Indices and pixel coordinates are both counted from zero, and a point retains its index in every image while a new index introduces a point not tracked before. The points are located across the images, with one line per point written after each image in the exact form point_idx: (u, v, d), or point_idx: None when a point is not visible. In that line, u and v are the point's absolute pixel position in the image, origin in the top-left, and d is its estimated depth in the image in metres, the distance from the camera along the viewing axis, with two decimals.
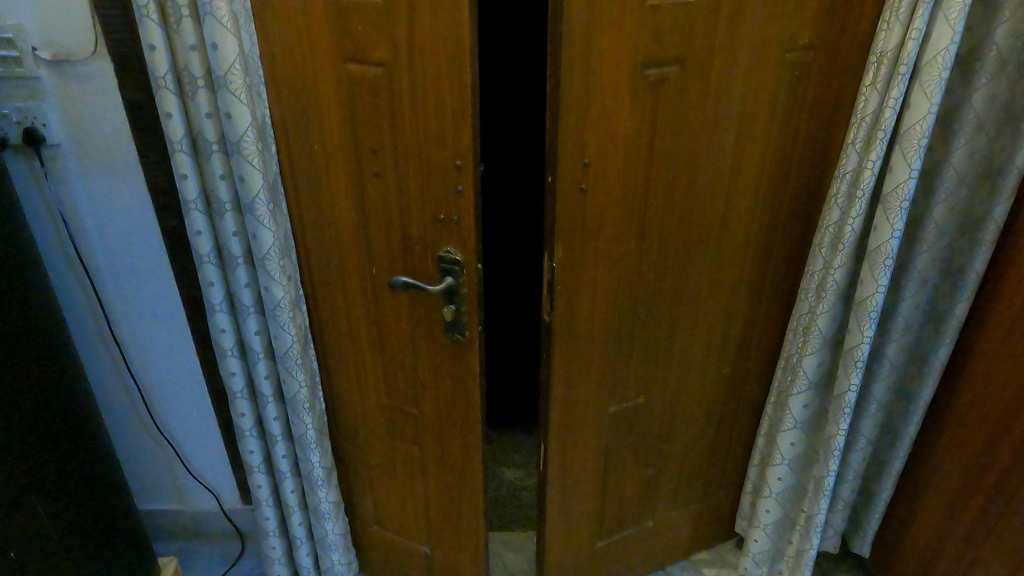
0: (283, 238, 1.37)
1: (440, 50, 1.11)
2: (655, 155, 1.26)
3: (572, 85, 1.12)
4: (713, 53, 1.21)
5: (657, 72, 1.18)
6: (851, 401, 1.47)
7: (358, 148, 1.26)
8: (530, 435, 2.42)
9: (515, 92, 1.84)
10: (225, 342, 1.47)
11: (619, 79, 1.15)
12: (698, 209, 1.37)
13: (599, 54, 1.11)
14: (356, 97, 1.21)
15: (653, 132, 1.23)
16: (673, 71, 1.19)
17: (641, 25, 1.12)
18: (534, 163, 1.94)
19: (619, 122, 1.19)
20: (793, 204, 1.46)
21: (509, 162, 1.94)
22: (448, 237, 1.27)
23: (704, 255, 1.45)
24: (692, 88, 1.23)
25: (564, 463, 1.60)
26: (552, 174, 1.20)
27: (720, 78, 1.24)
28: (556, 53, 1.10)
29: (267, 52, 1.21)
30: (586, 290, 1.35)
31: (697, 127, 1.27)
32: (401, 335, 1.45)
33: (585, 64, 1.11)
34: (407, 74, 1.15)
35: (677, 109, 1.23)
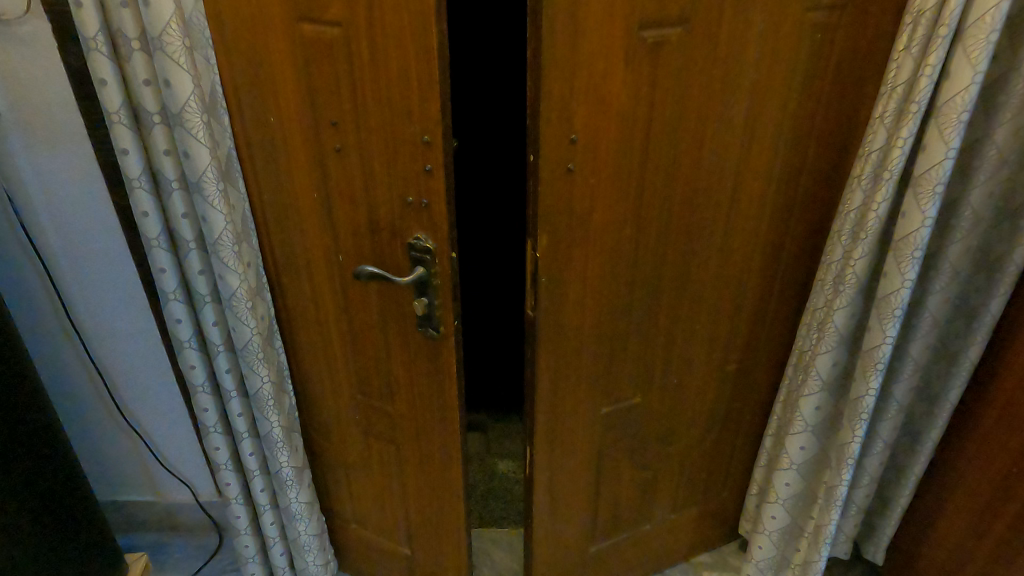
0: (237, 219, 1.24)
1: (402, 5, 0.95)
2: (653, 131, 1.11)
3: (557, 48, 0.96)
4: (721, 13, 1.04)
5: (656, 33, 1.02)
6: (869, 406, 1.32)
7: (316, 120, 1.12)
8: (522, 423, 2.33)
9: (501, 55, 1.67)
10: (182, 333, 1.35)
11: (612, 42, 0.99)
12: (702, 191, 1.22)
13: (588, 10, 0.95)
14: (312, 62, 1.06)
15: (651, 105, 1.08)
16: (673, 33, 1.03)
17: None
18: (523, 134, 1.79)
19: (612, 94, 1.03)
20: (810, 186, 1.31)
21: (495, 134, 1.79)
22: (418, 222, 1.12)
23: (707, 242, 1.30)
24: (697, 53, 1.07)
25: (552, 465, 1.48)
26: (534, 152, 1.05)
27: (729, 42, 1.08)
28: (535, 11, 0.94)
29: (210, 9, 1.07)
30: (575, 283, 1.21)
31: (701, 97, 1.12)
32: (373, 329, 1.32)
33: (570, 24, 0.95)
34: (366, 34, 1.00)
35: (678, 78, 1.07)
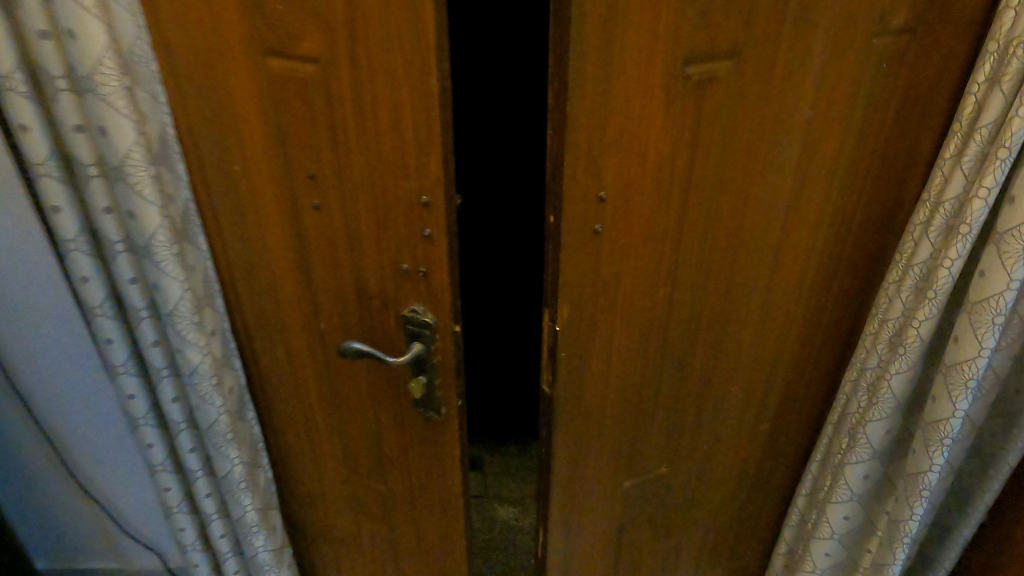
0: (198, 282, 1.05)
1: (394, 40, 0.76)
2: (694, 182, 0.93)
3: (586, 90, 0.78)
4: (778, 42, 0.86)
5: (703, 69, 0.83)
6: (930, 483, 1.16)
7: (290, 171, 0.93)
8: (526, 455, 2.17)
9: (509, 69, 1.46)
10: (136, 409, 1.16)
11: (652, 81, 0.81)
12: (746, 243, 1.05)
13: (625, 44, 0.77)
14: (283, 103, 0.87)
15: (693, 153, 0.90)
16: (723, 68, 0.85)
17: (686, 3, 0.77)
18: (533, 156, 1.59)
19: (649, 142, 0.85)
20: (866, 232, 1.14)
21: (501, 156, 1.59)
22: (414, 293, 0.94)
23: (748, 298, 1.13)
24: (748, 90, 0.88)
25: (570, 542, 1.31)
26: (555, 214, 0.87)
27: (785, 76, 0.90)
28: (561, 46, 0.75)
29: (157, 38, 0.88)
30: (600, 353, 1.04)
31: (751, 140, 0.94)
32: (361, 402, 1.14)
33: (602, 61, 0.77)
34: (348, 73, 0.80)
35: (725, 119, 0.90)
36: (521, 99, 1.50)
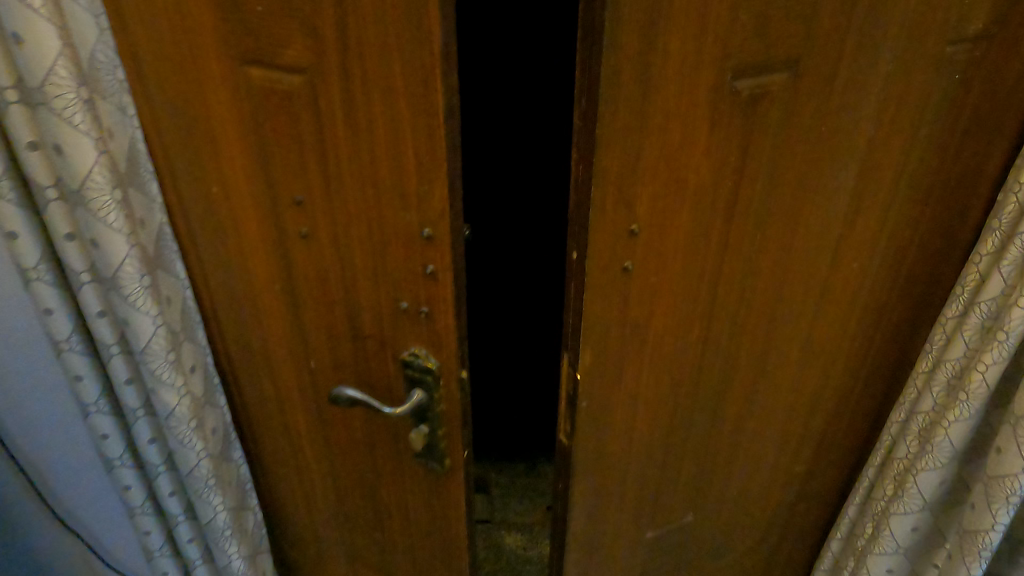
0: (174, 314, 0.94)
1: (393, 48, 0.64)
2: (737, 211, 0.81)
3: (622, 106, 0.67)
4: (841, 52, 0.74)
5: (752, 83, 0.71)
6: (992, 543, 1.02)
7: (274, 195, 0.81)
8: (535, 476, 2.04)
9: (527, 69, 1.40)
10: (111, 450, 1.04)
11: (695, 98, 0.69)
12: (792, 277, 0.93)
13: (667, 53, 0.65)
14: (266, 119, 0.75)
15: (737, 178, 0.78)
16: (777, 82, 0.72)
17: (739, 7, 0.65)
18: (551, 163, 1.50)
19: (688, 167, 0.74)
20: (942, 262, 0.99)
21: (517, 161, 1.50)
22: (415, 335, 0.82)
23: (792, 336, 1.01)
24: (804, 107, 0.76)
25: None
26: (578, 249, 0.75)
27: (845, 90, 0.77)
28: (591, 55, 0.64)
29: (124, 43, 0.77)
30: (626, 399, 0.92)
31: (803, 164, 0.82)
32: (356, 446, 1.03)
33: (639, 73, 0.65)
34: (339, 88, 0.69)
35: (775, 142, 0.78)
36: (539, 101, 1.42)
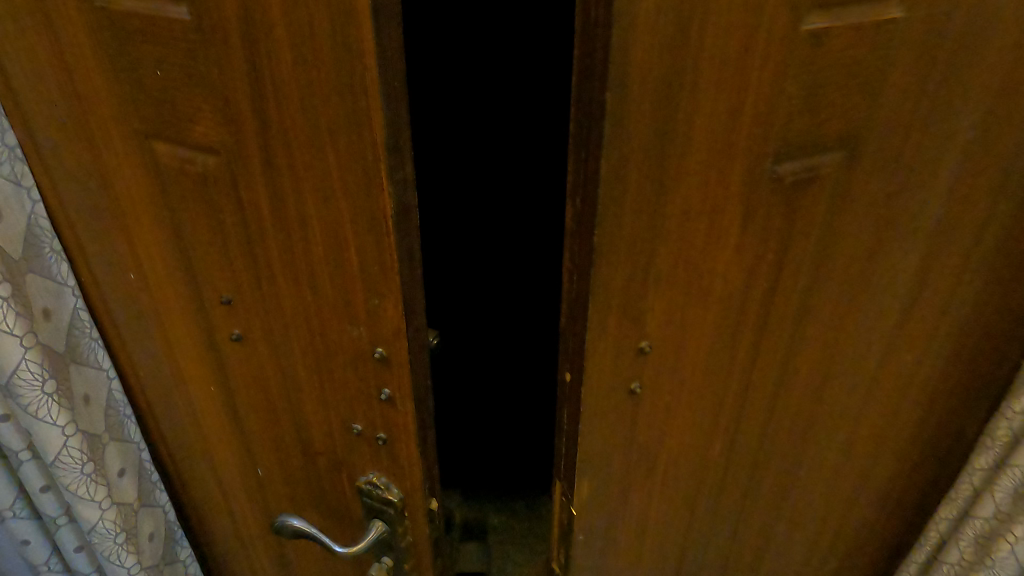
0: (97, 412, 0.79)
1: (323, 135, 0.47)
2: (775, 317, 0.64)
3: (629, 206, 0.51)
4: (915, 127, 0.57)
5: (800, 166, 0.55)
6: None
7: (200, 290, 0.66)
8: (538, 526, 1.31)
9: (498, 111, 0.90)
10: (35, 555, 0.90)
11: (724, 189, 0.53)
12: (838, 394, 0.74)
13: (689, 137, 0.50)
14: (182, 204, 0.60)
15: (776, 280, 0.61)
16: (830, 163, 0.56)
17: (788, 74, 0.49)
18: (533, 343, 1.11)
19: (712, 271, 0.57)
20: (991, 388, 0.77)
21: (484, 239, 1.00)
22: (374, 460, 0.67)
23: (838, 459, 0.81)
24: (863, 193, 0.59)
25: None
26: (572, 368, 0.60)
27: (921, 172, 0.60)
28: (584, 149, 0.50)
29: (14, 107, 0.62)
30: (632, 526, 0.75)
31: (855, 263, 0.64)
32: (315, 560, 0.87)
33: (654, 161, 0.50)
34: (262, 176, 0.53)
35: (822, 237, 0.61)
36: (516, 157, 0.93)
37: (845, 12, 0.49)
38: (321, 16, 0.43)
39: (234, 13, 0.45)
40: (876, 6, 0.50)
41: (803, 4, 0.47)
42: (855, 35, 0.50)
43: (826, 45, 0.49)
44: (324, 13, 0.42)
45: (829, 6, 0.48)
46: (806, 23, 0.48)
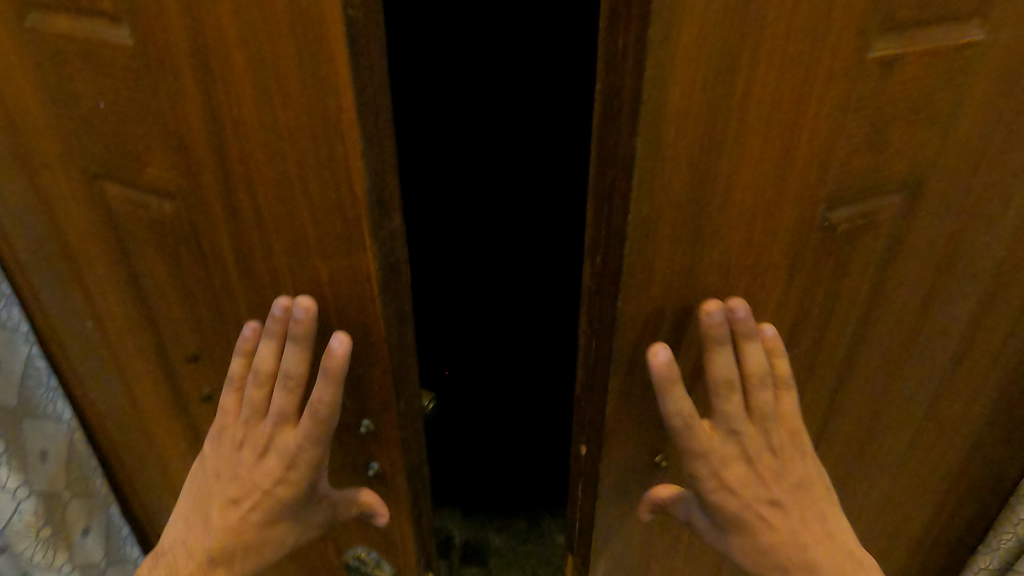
0: (57, 469, 0.72)
1: (294, 186, 0.40)
2: (818, 375, 0.56)
3: (665, 264, 0.44)
4: (984, 165, 0.49)
5: (856, 213, 0.47)
6: None
7: (164, 346, 0.58)
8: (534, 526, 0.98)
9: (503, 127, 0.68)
10: None
11: (770, 240, 0.45)
12: (878, 448, 0.66)
13: (732, 182, 0.42)
14: (139, 252, 0.52)
15: (822, 337, 0.54)
16: (889, 205, 0.48)
17: (848, 109, 0.41)
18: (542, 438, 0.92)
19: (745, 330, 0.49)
20: None
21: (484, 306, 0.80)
22: (362, 533, 0.59)
23: (879, 511, 0.73)
24: (922, 238, 0.52)
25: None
26: (588, 439, 0.53)
27: (988, 215, 0.52)
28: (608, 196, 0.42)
29: None
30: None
31: (908, 314, 0.56)
32: None
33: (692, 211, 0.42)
34: (226, 227, 0.45)
35: (875, 286, 0.53)
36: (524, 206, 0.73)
37: (920, 32, 0.41)
38: (286, 44, 0.34)
39: (184, 39, 0.38)
40: (954, 25, 0.42)
41: (868, 25, 0.39)
42: (927, 60, 0.42)
43: (895, 71, 0.41)
44: (291, 40, 0.34)
45: (902, 27, 0.40)
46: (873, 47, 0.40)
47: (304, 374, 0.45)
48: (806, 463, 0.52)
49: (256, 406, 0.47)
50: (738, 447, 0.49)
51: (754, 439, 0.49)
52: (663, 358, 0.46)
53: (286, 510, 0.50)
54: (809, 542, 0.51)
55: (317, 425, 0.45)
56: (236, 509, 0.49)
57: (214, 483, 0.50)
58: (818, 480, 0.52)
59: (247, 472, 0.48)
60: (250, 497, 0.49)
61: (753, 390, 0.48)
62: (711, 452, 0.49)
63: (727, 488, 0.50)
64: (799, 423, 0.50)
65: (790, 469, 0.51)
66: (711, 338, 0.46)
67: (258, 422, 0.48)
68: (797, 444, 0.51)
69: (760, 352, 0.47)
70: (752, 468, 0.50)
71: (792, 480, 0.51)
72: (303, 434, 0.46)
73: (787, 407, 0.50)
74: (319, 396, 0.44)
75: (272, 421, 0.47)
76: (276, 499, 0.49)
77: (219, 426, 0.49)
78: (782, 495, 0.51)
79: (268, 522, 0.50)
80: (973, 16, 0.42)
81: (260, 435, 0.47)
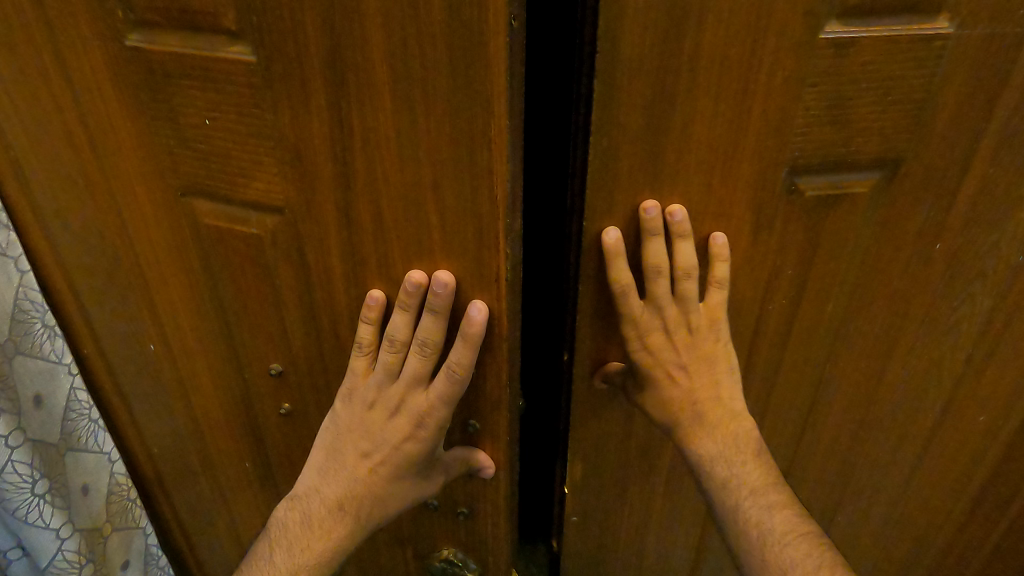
0: (98, 502, 0.70)
1: (426, 192, 0.41)
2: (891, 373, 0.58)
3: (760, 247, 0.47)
4: None
5: (829, 185, 0.47)
6: None
7: (244, 361, 0.57)
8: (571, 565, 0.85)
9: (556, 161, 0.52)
10: None
11: (839, 227, 0.49)
12: (946, 461, 0.65)
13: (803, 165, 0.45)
14: (225, 267, 0.52)
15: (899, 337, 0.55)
16: (971, 210, 0.49)
17: (876, 93, 0.43)
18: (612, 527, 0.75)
19: (817, 306, 0.53)
20: None
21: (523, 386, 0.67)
22: (448, 535, 0.60)
23: (947, 530, 0.71)
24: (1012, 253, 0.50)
25: (627, 562, 0.71)
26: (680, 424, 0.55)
27: None
28: (713, 187, 0.46)
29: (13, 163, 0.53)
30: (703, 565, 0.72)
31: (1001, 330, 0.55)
32: None
33: (775, 195, 0.47)
34: (338, 237, 0.45)
35: (953, 293, 0.53)
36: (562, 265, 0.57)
37: (878, 20, 0.40)
38: (438, 56, 0.36)
39: (319, 55, 0.38)
40: (924, 17, 0.41)
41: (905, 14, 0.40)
42: (994, 63, 0.42)
43: (884, 61, 0.42)
44: (443, 53, 0.36)
45: (853, 15, 0.40)
46: (865, 42, 0.41)
47: (441, 339, 0.45)
48: (721, 347, 0.51)
49: (391, 367, 0.46)
50: (662, 325, 0.49)
51: (675, 319, 0.49)
52: (612, 237, 0.46)
53: (415, 465, 0.50)
54: (710, 423, 0.51)
55: (452, 385, 0.45)
56: (364, 463, 0.49)
57: (343, 437, 0.49)
58: (729, 368, 0.51)
59: (379, 430, 0.48)
60: (379, 452, 0.49)
61: (681, 281, 0.48)
62: (635, 322, 0.49)
63: (644, 354, 0.50)
64: (723, 315, 0.50)
65: (706, 353, 0.50)
66: (647, 230, 0.46)
67: (391, 383, 0.47)
68: (712, 329, 0.50)
69: (692, 249, 0.47)
70: (670, 340, 0.50)
71: (702, 356, 0.50)
72: (436, 394, 0.46)
73: (715, 299, 0.49)
74: (456, 357, 0.44)
75: (407, 382, 0.46)
76: (404, 456, 0.49)
77: (350, 386, 0.49)
78: (690, 370, 0.50)
79: (396, 476, 0.50)
80: (947, 9, 0.40)
81: (391, 396, 0.47)
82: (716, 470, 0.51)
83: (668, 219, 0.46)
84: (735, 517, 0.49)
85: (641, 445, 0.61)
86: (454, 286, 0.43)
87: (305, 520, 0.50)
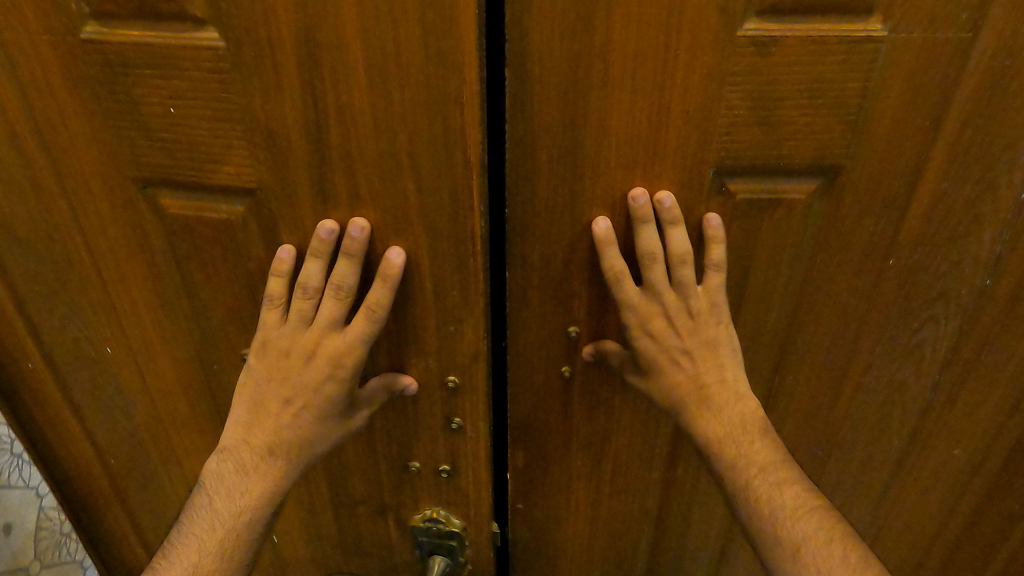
0: (23, 539, 0.69)
1: (401, 160, 0.44)
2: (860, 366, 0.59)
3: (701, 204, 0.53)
4: None
5: (758, 187, 0.50)
6: None
7: (217, 352, 0.58)
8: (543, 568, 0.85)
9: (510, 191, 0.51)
10: None
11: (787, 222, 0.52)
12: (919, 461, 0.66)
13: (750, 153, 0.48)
14: (193, 255, 0.52)
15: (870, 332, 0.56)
16: (917, 198, 0.51)
17: (805, 95, 0.46)
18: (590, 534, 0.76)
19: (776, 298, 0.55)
20: None
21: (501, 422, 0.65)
22: (431, 495, 0.62)
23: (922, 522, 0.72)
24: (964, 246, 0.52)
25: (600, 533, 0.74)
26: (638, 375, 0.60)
27: None
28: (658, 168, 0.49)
29: None
30: (671, 554, 0.74)
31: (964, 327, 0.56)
32: None
33: (709, 190, 0.50)
34: (314, 212, 0.47)
35: (915, 291, 0.55)
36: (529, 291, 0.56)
37: (796, 22, 0.44)
38: (411, 33, 0.40)
39: (293, 39, 0.41)
40: (844, 19, 0.44)
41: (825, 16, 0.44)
42: (924, 59, 0.45)
43: (808, 62, 0.45)
44: (417, 30, 0.39)
45: (776, 14, 0.44)
46: (785, 42, 0.44)
47: (353, 281, 0.47)
48: (723, 331, 0.53)
49: (305, 311, 0.48)
50: (663, 310, 0.52)
51: (674, 304, 0.52)
52: (603, 226, 0.51)
53: (338, 404, 0.51)
54: (714, 404, 0.52)
55: (371, 322, 0.48)
56: (286, 410, 0.50)
57: (264, 388, 0.50)
58: (733, 351, 0.53)
59: (299, 373, 0.49)
60: (300, 398, 0.49)
61: (676, 266, 0.51)
62: (636, 308, 0.51)
63: (646, 339, 0.52)
64: (722, 298, 0.52)
65: (709, 334, 0.52)
66: (637, 218, 0.50)
67: (306, 327, 0.48)
68: (712, 311, 0.52)
69: (684, 234, 0.50)
70: (672, 324, 0.52)
71: (707, 341, 0.52)
72: (355, 333, 0.48)
73: (714, 283, 0.51)
74: (373, 296, 0.47)
75: (324, 324, 0.48)
76: (327, 397, 0.50)
77: (263, 336, 0.49)
78: (694, 352, 0.52)
79: (320, 416, 0.51)
80: (879, 10, 0.44)
81: (308, 339, 0.48)
82: (725, 447, 0.51)
83: (657, 205, 0.50)
84: (748, 491, 0.50)
85: (602, 432, 0.64)
86: (370, 231, 0.47)
87: (240, 468, 0.50)
